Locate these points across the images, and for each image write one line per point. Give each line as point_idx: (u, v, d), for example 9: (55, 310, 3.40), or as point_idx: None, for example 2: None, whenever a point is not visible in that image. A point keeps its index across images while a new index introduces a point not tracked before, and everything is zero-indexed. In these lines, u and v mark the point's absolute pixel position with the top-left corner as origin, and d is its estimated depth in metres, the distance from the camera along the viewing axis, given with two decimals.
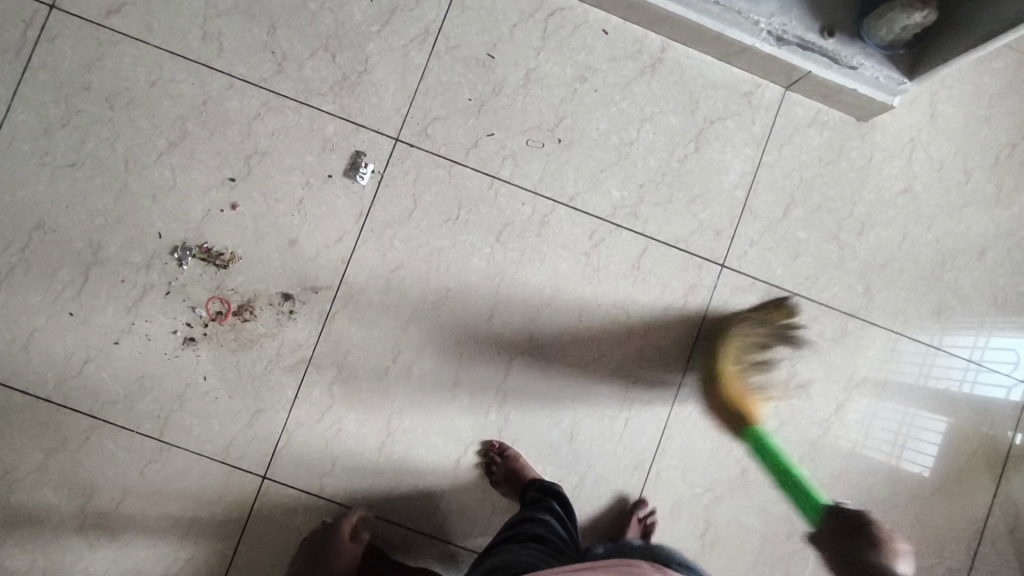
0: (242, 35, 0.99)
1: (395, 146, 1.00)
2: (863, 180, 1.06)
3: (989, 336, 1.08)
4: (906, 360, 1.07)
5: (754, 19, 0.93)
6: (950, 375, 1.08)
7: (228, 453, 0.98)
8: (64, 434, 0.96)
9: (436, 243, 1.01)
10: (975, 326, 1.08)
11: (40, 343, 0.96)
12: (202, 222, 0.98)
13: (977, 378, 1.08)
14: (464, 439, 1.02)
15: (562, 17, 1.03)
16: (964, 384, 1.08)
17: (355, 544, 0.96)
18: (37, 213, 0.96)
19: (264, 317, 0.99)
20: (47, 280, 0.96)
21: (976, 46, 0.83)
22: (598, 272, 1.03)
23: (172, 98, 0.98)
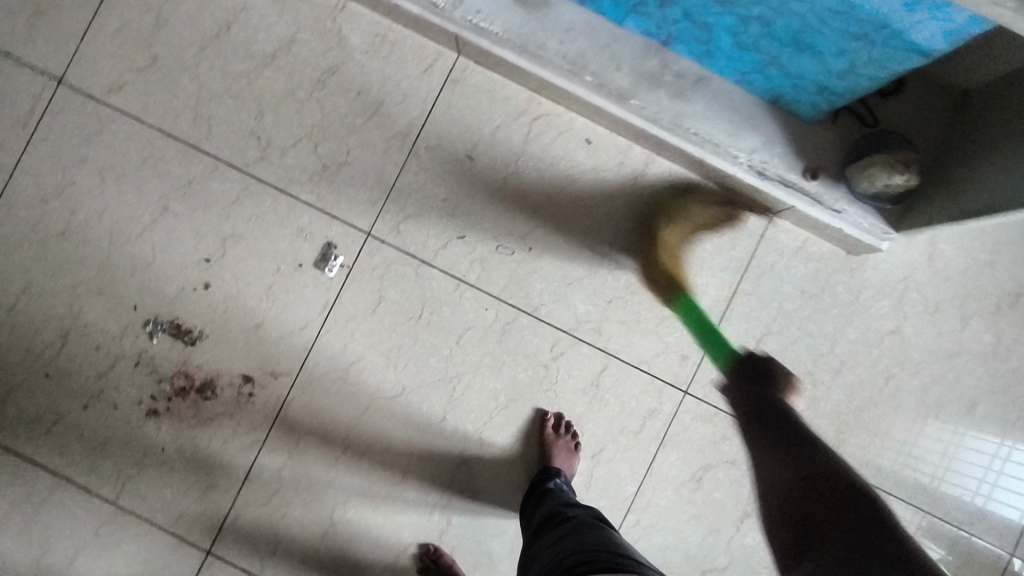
0: (231, 119, 1.02)
1: (367, 239, 1.02)
2: (846, 316, 1.01)
3: (1010, 449, 1.00)
4: (918, 454, 1.01)
5: (733, 153, 0.89)
6: (963, 482, 1.00)
7: (177, 525, 1.01)
8: (29, 488, 1.01)
9: (396, 339, 1.02)
10: (991, 437, 1.01)
11: (17, 399, 1.02)
12: (176, 299, 1.02)
13: (993, 493, 1.00)
14: (403, 539, 1.02)
15: (545, 123, 1.01)
16: (977, 497, 1.00)
17: None
18: (26, 276, 1.02)
19: (224, 395, 1.02)
20: (30, 340, 1.02)
21: (956, 222, 0.77)
22: (556, 383, 1.01)
23: (161, 177, 1.02)
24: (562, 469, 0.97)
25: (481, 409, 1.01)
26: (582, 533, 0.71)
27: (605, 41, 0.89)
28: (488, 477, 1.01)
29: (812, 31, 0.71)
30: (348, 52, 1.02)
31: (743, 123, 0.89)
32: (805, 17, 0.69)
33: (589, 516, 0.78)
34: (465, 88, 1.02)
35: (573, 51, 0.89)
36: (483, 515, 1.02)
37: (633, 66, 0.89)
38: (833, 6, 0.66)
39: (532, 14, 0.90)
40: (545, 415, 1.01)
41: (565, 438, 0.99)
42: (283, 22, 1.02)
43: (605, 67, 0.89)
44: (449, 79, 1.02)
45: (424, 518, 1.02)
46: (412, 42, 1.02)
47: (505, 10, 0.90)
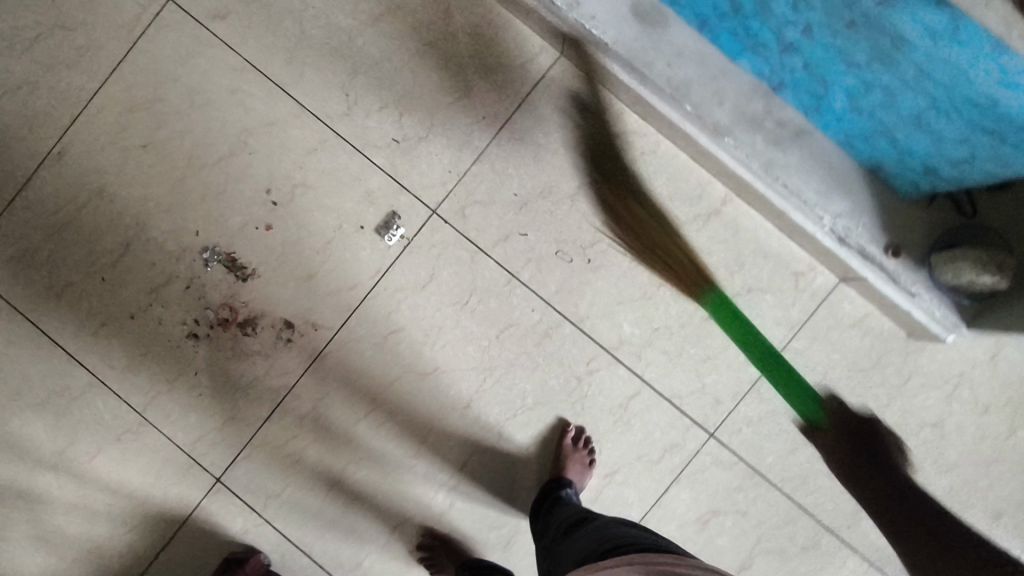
0: (324, 71, 1.03)
1: (431, 216, 1.02)
2: (890, 398, 0.99)
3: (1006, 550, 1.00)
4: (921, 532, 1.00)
5: (819, 213, 0.87)
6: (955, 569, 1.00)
7: (194, 448, 1.04)
8: (66, 381, 1.05)
9: (438, 320, 1.03)
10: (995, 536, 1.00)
11: (71, 296, 1.05)
12: (237, 233, 1.04)
13: None
14: (404, 511, 1.04)
15: (631, 139, 1.00)
16: None
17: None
18: (101, 180, 1.04)
19: (263, 335, 1.04)
20: (93, 242, 1.05)
21: None
22: (585, 398, 1.02)
23: (246, 113, 1.03)
24: (573, 480, 0.98)
25: (506, 404, 1.03)
26: (606, 532, 0.76)
27: (713, 72, 0.87)
28: (499, 472, 1.03)
29: (939, 116, 0.70)
30: (451, 28, 1.01)
31: (835, 184, 0.87)
32: (935, 96, 0.68)
33: (613, 518, 0.82)
34: (559, 88, 1.01)
35: (677, 75, 0.87)
36: (487, 507, 1.04)
37: (736, 104, 0.87)
38: (970, 100, 0.65)
39: (647, 31, 0.88)
40: (565, 425, 1.01)
41: (582, 452, 1.00)
42: None
43: (706, 99, 0.87)
44: (545, 76, 1.01)
45: (429, 496, 1.04)
46: (517, 31, 1.01)
47: (619, 20, 0.88)
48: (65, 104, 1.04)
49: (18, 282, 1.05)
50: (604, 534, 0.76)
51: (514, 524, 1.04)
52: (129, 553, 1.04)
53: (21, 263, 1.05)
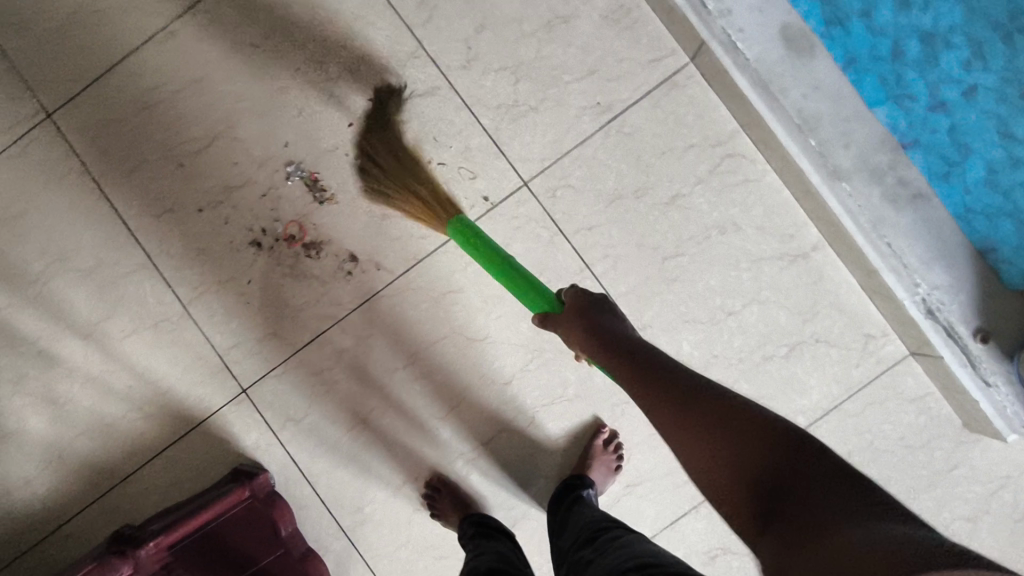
0: (452, 19, 1.01)
1: (520, 187, 1.01)
2: (931, 482, 0.98)
3: None
4: None
5: (916, 281, 0.86)
6: None
7: (228, 354, 1.03)
8: (119, 256, 1.03)
9: (501, 291, 1.01)
10: None
11: (143, 174, 1.03)
12: (323, 154, 1.02)
13: None
14: (419, 469, 1.03)
15: (738, 162, 0.99)
16: None
17: (240, 493, 0.93)
18: (203, 68, 1.02)
19: (325, 261, 1.03)
20: (179, 127, 1.03)
21: None
22: (625, 403, 1.01)
23: (364, 40, 1.02)
24: (595, 481, 0.96)
25: (545, 390, 1.01)
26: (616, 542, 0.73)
27: (848, 115, 0.85)
28: (521, 454, 1.03)
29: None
30: (589, 9, 1.00)
31: (940, 257, 0.85)
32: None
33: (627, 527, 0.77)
34: (679, 94, 0.99)
35: (810, 110, 0.86)
36: (500, 486, 1.03)
37: (862, 153, 0.86)
38: None
39: (793, 58, 0.86)
40: (600, 426, 1.00)
41: (610, 455, 0.99)
42: None
43: (832, 141, 0.86)
44: (669, 79, 1.00)
45: (449, 460, 1.03)
46: (653, 28, 1.00)
47: (768, 41, 0.86)
48: None
49: (94, 147, 1.03)
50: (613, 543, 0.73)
51: (523, 509, 1.03)
52: (137, 439, 1.02)
53: (104, 130, 1.03)
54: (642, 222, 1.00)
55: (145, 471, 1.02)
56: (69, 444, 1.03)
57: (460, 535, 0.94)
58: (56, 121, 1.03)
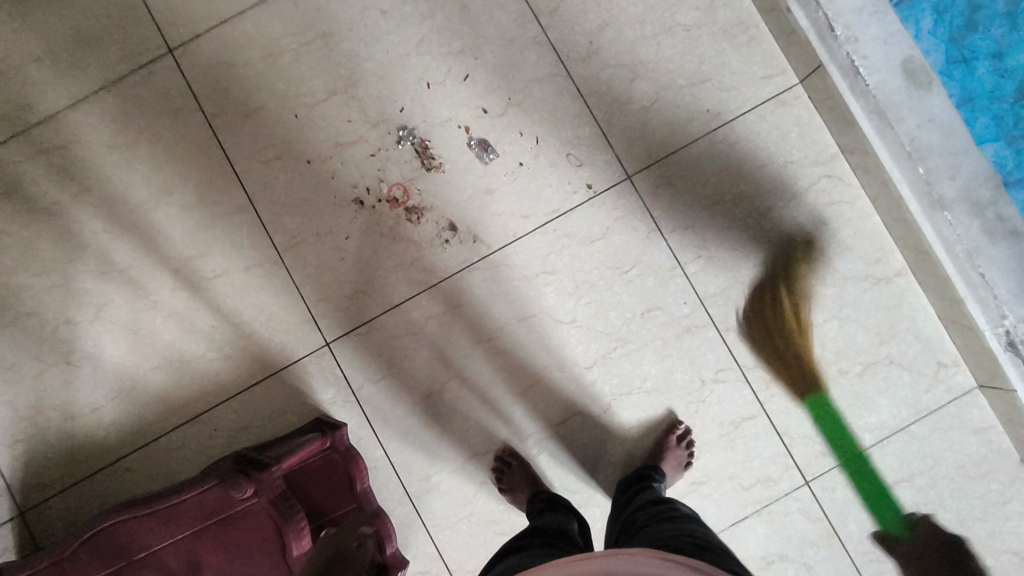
0: (579, 13, 1.06)
1: (623, 181, 1.04)
2: (986, 513, 1.01)
3: None
4: None
5: (1003, 312, 0.90)
6: None
7: (315, 305, 1.03)
8: (221, 197, 1.04)
9: (593, 278, 1.04)
10: None
11: (257, 120, 1.05)
12: (438, 124, 1.05)
13: None
14: (489, 442, 1.04)
15: (835, 184, 1.03)
16: None
17: (320, 441, 0.94)
18: (332, 26, 1.06)
19: (425, 228, 1.04)
20: (301, 79, 1.05)
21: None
22: (701, 402, 1.03)
23: (492, 22, 1.06)
24: (666, 475, 0.99)
25: (625, 380, 1.03)
26: (675, 524, 0.76)
27: (955, 149, 0.90)
28: (592, 441, 1.04)
29: None
30: (710, 21, 1.05)
31: None
32: None
33: (689, 515, 0.81)
34: (786, 111, 1.04)
35: (922, 139, 0.91)
36: (567, 469, 1.04)
37: (966, 186, 0.90)
38: None
39: (911, 89, 0.91)
40: (676, 424, 1.02)
41: (682, 452, 1.01)
42: None
43: (939, 170, 0.91)
44: (778, 96, 1.04)
45: (520, 437, 1.04)
46: (768, 47, 1.04)
47: (889, 71, 0.91)
48: None
49: (211, 87, 1.04)
50: (672, 527, 0.76)
51: (587, 495, 1.04)
52: (213, 379, 1.02)
53: (224, 71, 1.05)
54: (736, 229, 1.03)
55: (216, 413, 1.02)
56: (143, 376, 1.02)
57: (528, 512, 0.95)
58: (178, 58, 1.04)
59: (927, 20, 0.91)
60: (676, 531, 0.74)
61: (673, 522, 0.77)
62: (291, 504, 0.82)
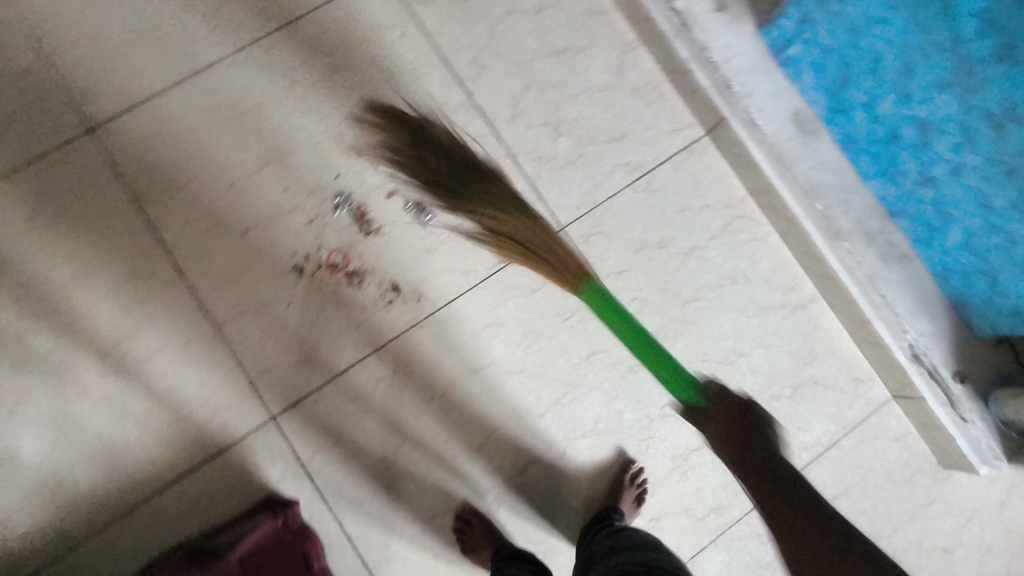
0: (501, 79, 1.12)
1: (557, 232, 1.09)
2: (914, 515, 1.09)
3: None
4: None
5: (904, 328, 1.00)
6: None
7: (258, 378, 1.00)
8: (151, 273, 1.00)
9: (537, 326, 1.07)
10: None
11: (187, 192, 1.03)
12: (374, 188, 1.07)
13: None
14: (448, 501, 1.02)
15: (748, 222, 1.13)
16: None
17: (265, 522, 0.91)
18: (261, 98, 1.07)
19: (368, 290, 1.04)
20: (231, 151, 1.05)
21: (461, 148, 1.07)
22: (650, 439, 1.06)
23: (419, 90, 1.11)
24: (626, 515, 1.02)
25: (580, 422, 1.06)
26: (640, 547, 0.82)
27: (846, 186, 1.02)
28: (550, 487, 1.05)
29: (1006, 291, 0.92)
30: (621, 82, 1.14)
31: (925, 309, 1.01)
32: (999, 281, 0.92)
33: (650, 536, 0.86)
34: (697, 159, 1.14)
35: (817, 179, 1.02)
36: (527, 519, 1.04)
37: (859, 218, 1.02)
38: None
39: (801, 137, 1.03)
40: (630, 462, 1.06)
41: (636, 489, 1.04)
42: (583, 32, 1.15)
43: (835, 206, 1.02)
44: (688, 147, 1.14)
45: (478, 493, 1.03)
46: (675, 103, 1.15)
47: (781, 122, 1.03)
48: (256, 22, 1.08)
49: (138, 162, 1.02)
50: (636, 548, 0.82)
51: (549, 545, 1.05)
52: (149, 467, 0.95)
53: (151, 145, 1.03)
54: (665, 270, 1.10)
55: (155, 503, 0.95)
56: (68, 472, 0.94)
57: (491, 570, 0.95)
58: (100, 135, 1.02)
59: (807, 75, 1.00)
60: (624, 562, 0.79)
61: (626, 554, 0.81)
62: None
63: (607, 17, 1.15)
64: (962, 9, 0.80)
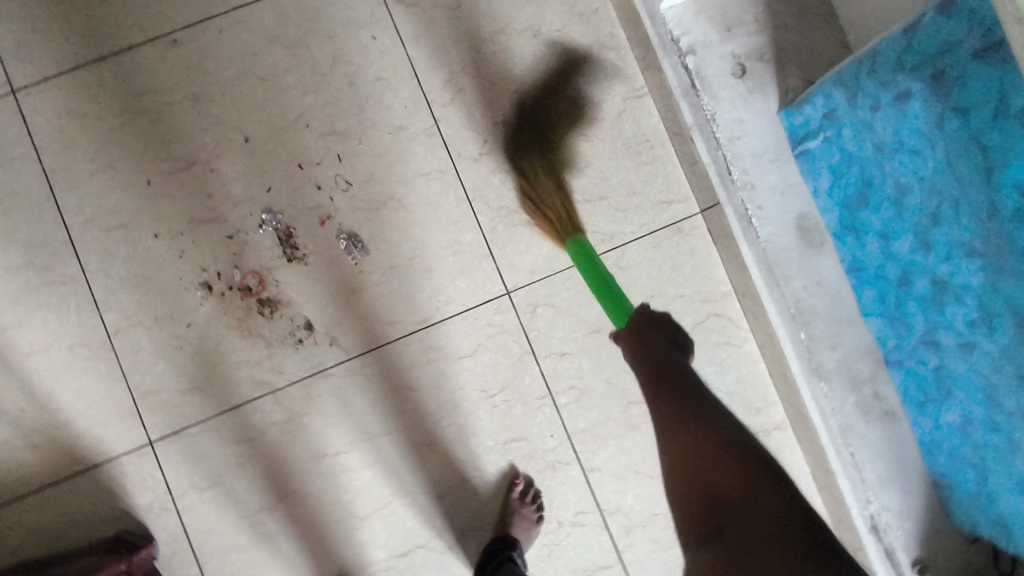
0: (476, 107, 0.97)
1: (502, 295, 0.96)
2: None
3: None
4: None
5: (869, 496, 0.86)
6: None
7: (142, 399, 0.93)
8: (50, 263, 0.92)
9: (457, 396, 0.95)
10: None
11: (102, 180, 0.93)
12: (306, 211, 0.95)
13: None
14: (321, 567, 0.93)
15: (724, 326, 0.97)
16: None
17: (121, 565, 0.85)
18: (201, 86, 0.95)
19: (276, 324, 0.94)
20: (157, 141, 0.94)
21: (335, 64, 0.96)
22: (554, 545, 0.95)
23: (379, 104, 0.96)
24: (519, 541, 0.91)
25: (484, 509, 0.95)
26: None
27: (840, 317, 0.86)
28: (437, 574, 0.94)
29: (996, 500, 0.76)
30: (614, 134, 0.98)
31: (897, 479, 0.86)
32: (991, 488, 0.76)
33: None
34: (682, 241, 0.97)
35: (807, 302, 0.86)
36: None
37: (846, 358, 0.86)
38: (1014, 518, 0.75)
39: (802, 248, 0.86)
40: (514, 476, 0.95)
41: (530, 506, 0.93)
42: (583, 68, 0.98)
43: (821, 338, 0.86)
44: (676, 224, 0.97)
45: (356, 564, 0.94)
46: (671, 171, 0.98)
47: (782, 226, 0.86)
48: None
49: (55, 136, 0.93)
50: None
51: None
52: (16, 469, 0.91)
53: (72, 120, 0.93)
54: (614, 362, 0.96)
55: (16, 509, 0.91)
56: None
57: None
58: (20, 99, 0.93)
59: (824, 179, 0.83)
60: None
61: None
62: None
63: (618, 56, 0.98)
64: (1004, 177, 0.61)
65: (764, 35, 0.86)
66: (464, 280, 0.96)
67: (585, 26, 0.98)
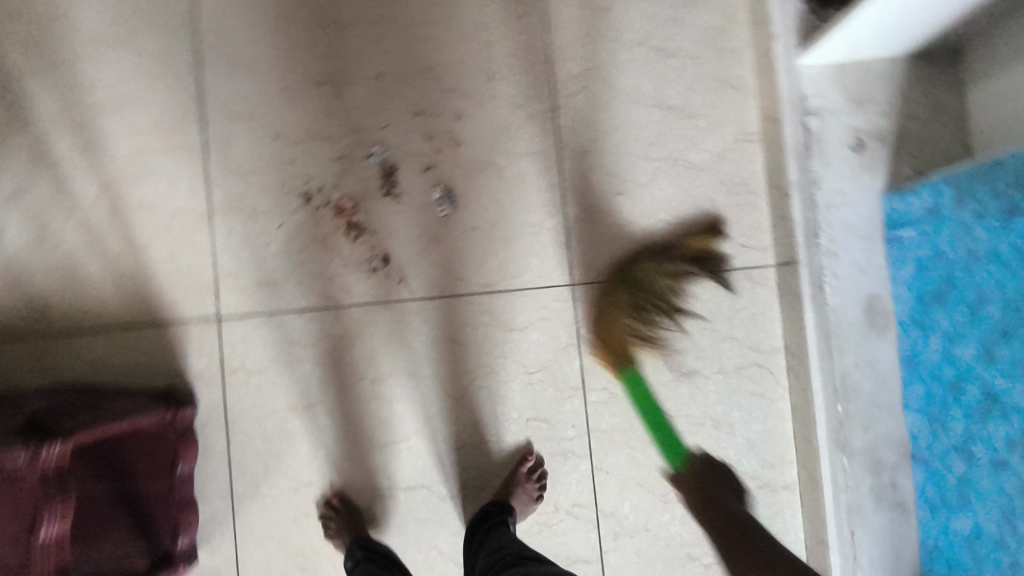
0: (594, 106, 1.01)
1: (565, 285, 1.01)
2: None
3: None
4: None
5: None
6: None
7: (220, 278, 1.01)
8: (178, 134, 1.01)
9: (497, 364, 1.00)
10: None
11: (244, 74, 1.01)
12: (414, 155, 1.01)
13: None
14: (329, 477, 1.00)
15: (764, 377, 0.99)
16: None
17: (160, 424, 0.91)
18: (354, 16, 1.02)
19: (357, 248, 1.01)
20: (301, 54, 1.01)
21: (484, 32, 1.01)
22: (544, 526, 1.00)
23: (508, 78, 1.02)
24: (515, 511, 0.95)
25: (489, 473, 1.00)
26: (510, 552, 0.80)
27: (882, 404, 0.88)
28: (431, 517, 1.00)
29: None
30: (715, 168, 1.01)
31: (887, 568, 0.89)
32: None
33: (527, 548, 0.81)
34: (749, 287, 1.00)
35: (854, 380, 0.88)
36: (391, 535, 1.00)
37: (874, 442, 0.88)
38: None
39: (866, 328, 0.88)
40: (528, 453, 0.99)
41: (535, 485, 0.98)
42: (705, 98, 1.01)
43: (856, 417, 0.88)
44: (748, 269, 1.00)
45: (361, 485, 1.00)
46: (758, 218, 1.00)
47: (853, 300, 0.88)
48: None
49: (215, 23, 1.01)
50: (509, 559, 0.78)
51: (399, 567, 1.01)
52: (97, 303, 1.00)
53: (234, 13, 1.01)
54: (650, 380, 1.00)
55: (87, 337, 0.99)
56: (34, 274, 0.99)
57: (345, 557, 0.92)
58: None
59: (907, 268, 0.86)
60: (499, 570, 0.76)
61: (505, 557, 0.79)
62: (64, 483, 0.72)
63: (740, 97, 1.01)
64: None
65: (889, 119, 0.88)
66: (535, 261, 1.01)
67: (719, 60, 1.01)
